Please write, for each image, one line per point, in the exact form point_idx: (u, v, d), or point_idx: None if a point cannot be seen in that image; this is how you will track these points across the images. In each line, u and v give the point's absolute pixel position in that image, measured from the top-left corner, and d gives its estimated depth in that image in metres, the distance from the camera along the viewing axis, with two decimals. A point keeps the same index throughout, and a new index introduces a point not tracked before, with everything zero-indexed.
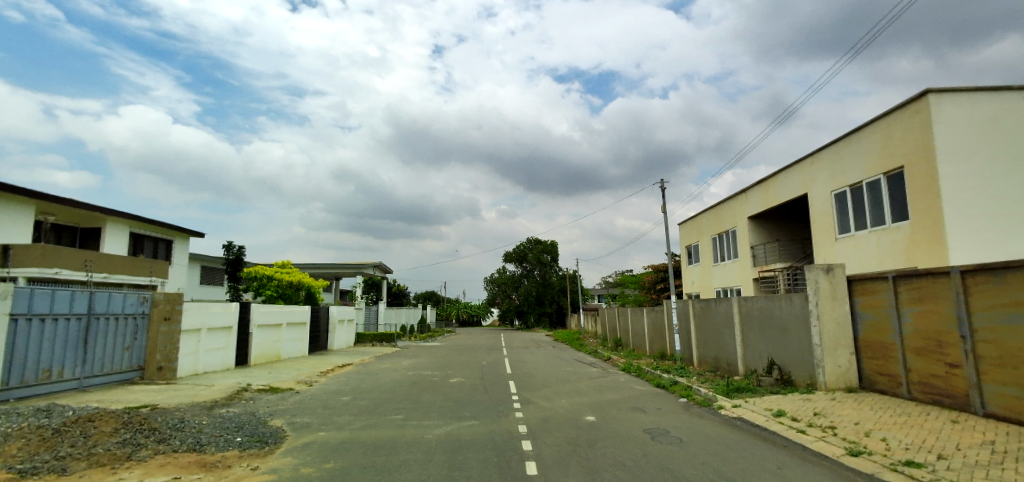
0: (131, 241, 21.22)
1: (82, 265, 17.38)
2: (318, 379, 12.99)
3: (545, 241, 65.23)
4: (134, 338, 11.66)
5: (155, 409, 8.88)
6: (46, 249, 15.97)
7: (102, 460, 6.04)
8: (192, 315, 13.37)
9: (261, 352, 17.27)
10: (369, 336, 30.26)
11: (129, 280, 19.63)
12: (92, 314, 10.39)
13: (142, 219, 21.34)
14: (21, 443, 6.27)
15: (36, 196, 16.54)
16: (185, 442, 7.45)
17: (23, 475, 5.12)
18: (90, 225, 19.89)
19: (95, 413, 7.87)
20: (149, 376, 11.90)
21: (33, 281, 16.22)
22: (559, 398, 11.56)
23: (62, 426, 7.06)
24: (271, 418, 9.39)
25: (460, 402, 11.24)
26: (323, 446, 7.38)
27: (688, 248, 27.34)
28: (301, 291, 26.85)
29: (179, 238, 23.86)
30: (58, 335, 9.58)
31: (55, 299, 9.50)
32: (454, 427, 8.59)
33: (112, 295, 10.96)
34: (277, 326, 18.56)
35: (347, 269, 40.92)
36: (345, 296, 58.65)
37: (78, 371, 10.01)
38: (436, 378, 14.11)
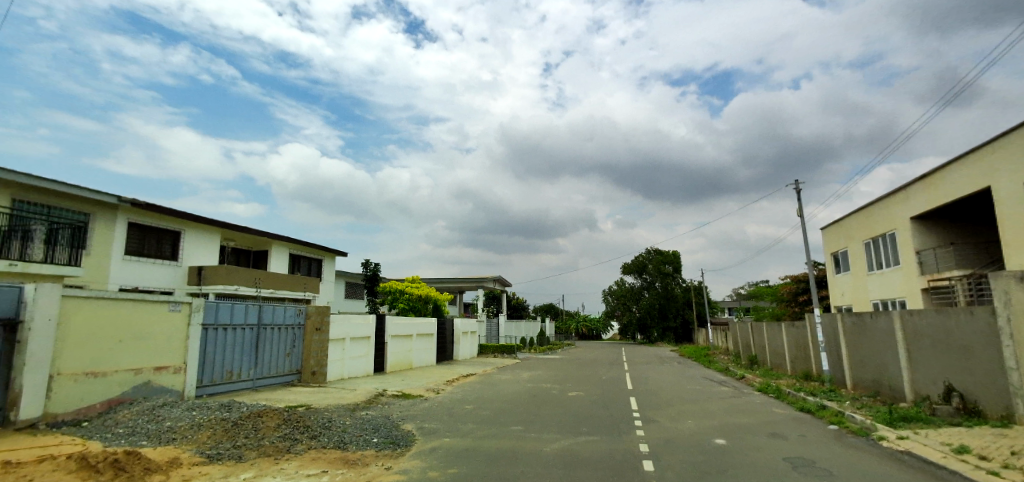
0: (290, 261, 24.78)
1: (253, 282, 20.62)
2: (445, 388, 13.83)
3: (665, 251, 62.55)
4: (294, 345, 13.54)
5: (310, 408, 10.21)
6: (228, 269, 19.19)
7: (264, 461, 7.35)
8: (339, 326, 15.13)
9: (396, 360, 18.91)
10: (492, 348, 31.45)
11: (289, 294, 22.90)
12: (262, 325, 12.43)
13: (299, 242, 24.83)
14: (210, 433, 8.06)
15: (221, 225, 20.02)
16: (332, 439, 8.51)
17: (209, 460, 7.28)
18: (260, 248, 23.59)
19: (263, 410, 9.33)
20: (305, 379, 13.72)
21: (220, 296, 19.63)
22: (685, 418, 10.84)
23: (239, 420, 8.60)
24: (404, 422, 10.24)
25: (577, 417, 11.14)
26: (448, 452, 7.87)
27: (834, 255, 24.04)
28: (429, 304, 28.99)
29: (327, 258, 27.23)
30: (236, 342, 11.66)
31: (234, 312, 11.66)
32: (573, 442, 8.59)
33: (276, 308, 12.91)
34: (409, 336, 20.17)
35: (470, 283, 43.30)
36: (469, 309, 62.36)
37: (252, 372, 12.06)
38: (555, 391, 14.16)
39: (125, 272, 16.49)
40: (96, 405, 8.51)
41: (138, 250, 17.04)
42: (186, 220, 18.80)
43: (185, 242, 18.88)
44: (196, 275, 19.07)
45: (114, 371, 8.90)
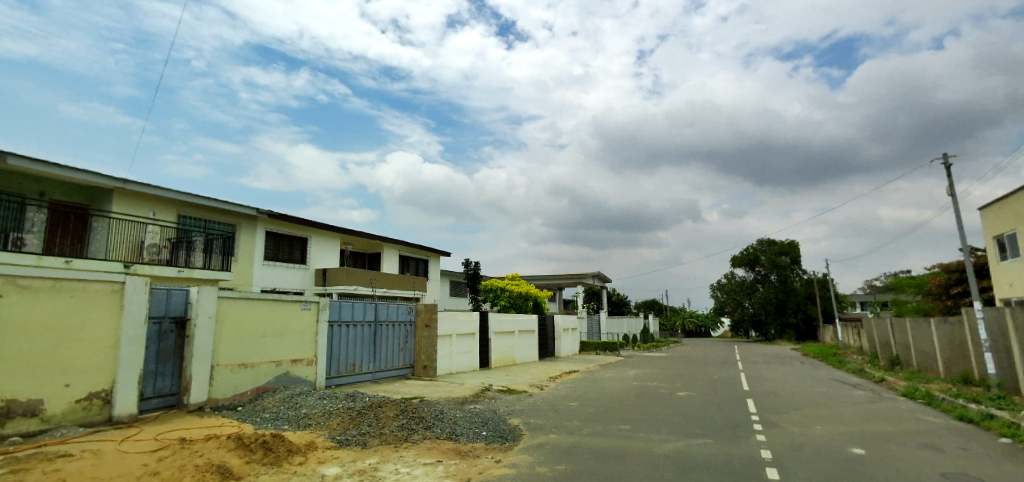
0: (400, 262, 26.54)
1: (369, 282, 22.41)
2: (548, 384, 13.85)
3: (781, 241, 57.08)
4: (406, 340, 14.43)
5: (423, 400, 10.80)
6: (348, 270, 21.06)
7: (386, 448, 7.94)
8: (446, 322, 15.85)
9: (500, 356, 19.39)
10: (593, 345, 30.98)
11: (401, 293, 24.55)
12: (378, 322, 13.40)
13: (408, 243, 26.50)
14: (338, 420, 8.97)
15: (340, 230, 21.98)
16: (444, 431, 8.96)
17: (339, 445, 8.07)
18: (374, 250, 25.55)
19: (383, 400, 10.12)
20: (417, 373, 14.59)
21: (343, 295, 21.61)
22: (814, 424, 9.73)
23: (362, 410, 9.46)
24: (510, 416, 10.43)
25: (687, 418, 10.50)
26: (555, 448, 7.86)
27: (998, 238, 20.14)
28: (529, 301, 29.35)
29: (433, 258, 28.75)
30: (357, 337, 12.71)
31: (354, 310, 12.70)
32: (685, 443, 8.12)
33: (389, 305, 13.85)
34: (512, 333, 20.56)
35: (569, 280, 43.15)
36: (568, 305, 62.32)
37: (372, 365, 13.07)
38: (663, 391, 13.52)
39: (265, 275, 18.84)
40: (247, 392, 9.98)
41: (274, 256, 19.37)
42: (312, 228, 20.93)
43: (312, 247, 21.02)
44: (322, 276, 21.20)
45: (261, 362, 10.32)
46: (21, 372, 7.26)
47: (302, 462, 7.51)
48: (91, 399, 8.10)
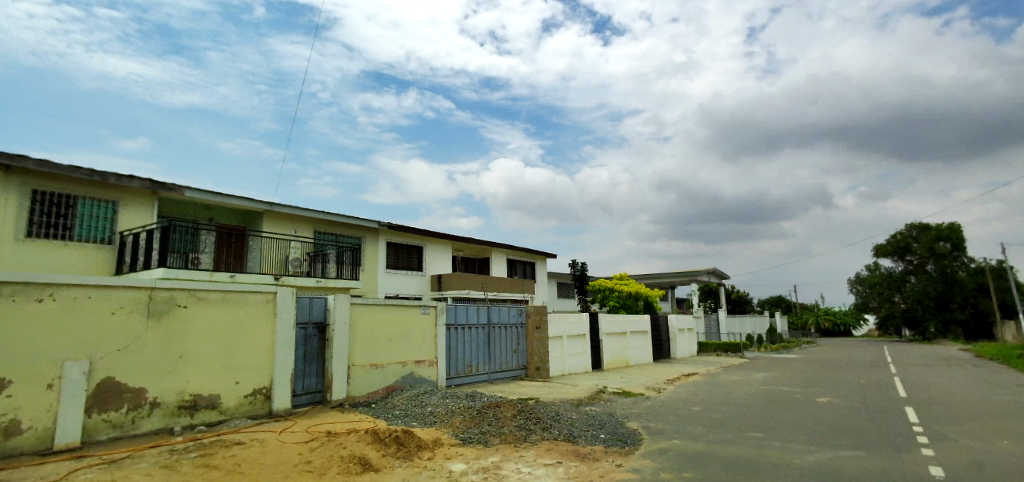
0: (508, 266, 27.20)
1: (481, 286, 23.27)
2: (666, 387, 13.22)
3: (939, 225, 48.95)
4: (519, 342, 14.70)
5: (538, 401, 10.92)
6: (460, 276, 22.08)
7: (507, 447, 8.13)
8: (556, 324, 15.88)
9: (612, 358, 18.97)
10: (713, 345, 29.09)
11: (510, 296, 25.15)
12: (491, 324, 13.84)
13: (514, 247, 27.07)
14: (461, 419, 9.40)
15: (451, 238, 23.11)
16: (562, 432, 8.96)
17: (463, 442, 8.43)
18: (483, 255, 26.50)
19: (501, 401, 10.42)
20: (531, 374, 14.79)
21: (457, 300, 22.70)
22: (1003, 438, 8.09)
23: (482, 409, 9.84)
24: (628, 420, 10.11)
25: (832, 427, 9.35)
26: (679, 454, 7.44)
27: None
28: (640, 301, 28.39)
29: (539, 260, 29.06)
30: (472, 339, 13.23)
31: (468, 313, 13.25)
32: (832, 456, 7.21)
33: (501, 308, 14.23)
34: (623, 334, 20.01)
35: (681, 278, 41.08)
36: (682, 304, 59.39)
37: (487, 367, 13.51)
38: (798, 396, 12.22)
39: (387, 282, 20.32)
40: (379, 390, 10.95)
41: (395, 264, 20.95)
42: (426, 236, 22.27)
43: (427, 255, 22.36)
44: (437, 282, 22.32)
45: (389, 363, 11.22)
46: (202, 371, 8.75)
47: (431, 457, 7.94)
48: (255, 395, 9.39)
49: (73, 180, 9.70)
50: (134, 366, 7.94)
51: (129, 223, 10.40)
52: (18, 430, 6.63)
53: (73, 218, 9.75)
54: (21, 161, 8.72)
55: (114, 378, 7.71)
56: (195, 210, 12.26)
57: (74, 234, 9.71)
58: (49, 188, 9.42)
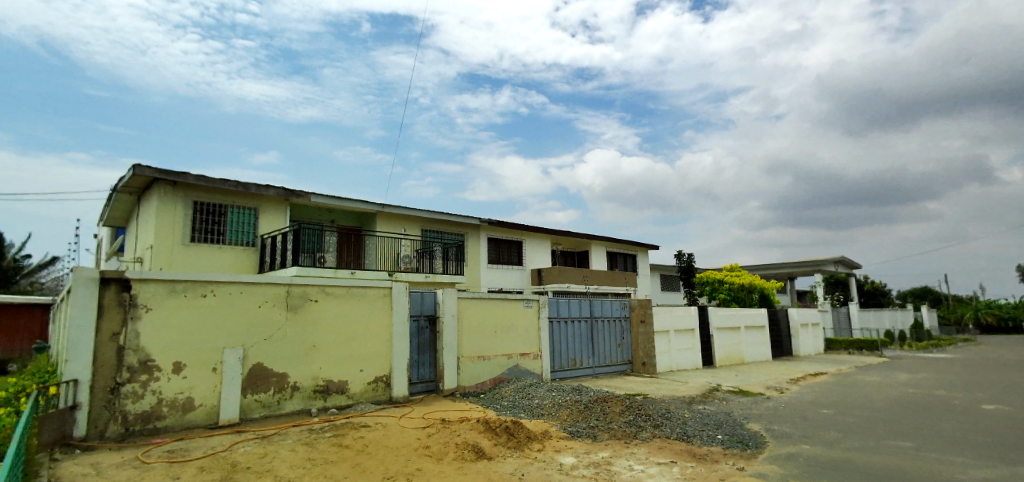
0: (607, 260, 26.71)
1: (582, 279, 23.10)
2: (790, 387, 12.10)
3: None
4: (623, 336, 14.40)
5: (647, 397, 10.57)
6: (559, 269, 22.11)
7: (617, 443, 7.94)
8: (663, 318, 15.23)
9: (725, 354, 17.83)
10: (843, 342, 26.11)
11: (611, 289, 24.68)
12: (594, 318, 13.68)
13: (614, 240, 26.45)
14: (569, 412, 9.38)
15: (549, 231, 23.23)
16: (675, 431, 8.57)
17: (572, 436, 8.40)
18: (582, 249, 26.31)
19: (608, 395, 10.25)
20: (637, 370, 14.42)
21: (559, 293, 22.72)
22: None
23: (590, 403, 9.75)
24: (748, 421, 9.41)
25: (1008, 440, 7.88)
26: (810, 461, 6.75)
27: None
28: (754, 294, 26.34)
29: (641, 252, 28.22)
30: (575, 333, 13.21)
31: (571, 306, 13.24)
32: (1010, 474, 6.08)
33: (604, 302, 14.02)
34: (737, 329, 18.70)
35: (802, 268, 37.44)
36: (802, 297, 54.24)
37: (591, 361, 13.41)
38: (958, 402, 10.50)
39: (489, 276, 20.89)
40: (487, 381, 11.41)
41: (497, 259, 21.47)
42: (525, 230, 22.46)
43: (527, 249, 22.60)
44: (538, 276, 22.48)
45: (495, 355, 11.62)
46: (333, 359, 9.62)
47: (541, 449, 7.99)
48: (377, 382, 10.13)
49: (222, 192, 11.12)
50: (278, 354, 8.99)
51: (268, 227, 11.64)
52: (193, 406, 8.04)
53: (224, 224, 11.12)
54: (183, 178, 10.16)
55: (262, 364, 8.80)
56: (320, 214, 13.56)
57: (225, 238, 11.11)
58: (204, 200, 10.89)
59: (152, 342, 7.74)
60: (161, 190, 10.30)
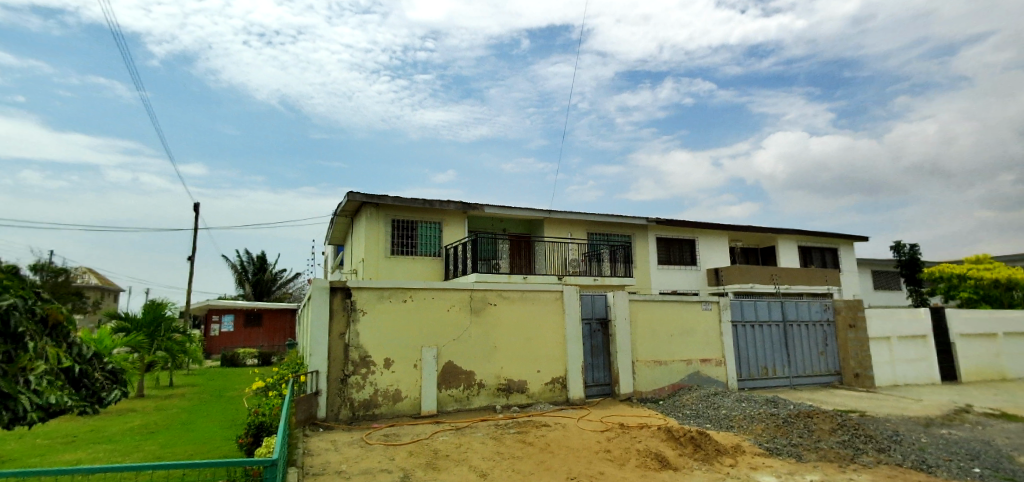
0: (802, 255, 22.85)
1: (770, 279, 19.98)
2: None
3: None
4: (827, 343, 12.62)
5: (865, 415, 8.98)
6: (742, 268, 18.60)
7: (829, 466, 6.87)
8: (881, 322, 12.74)
9: (976, 368, 14.19)
10: None
11: (807, 289, 21.21)
12: (787, 321, 12.28)
13: (807, 233, 22.58)
14: (764, 426, 8.44)
15: (729, 227, 19.71)
16: (909, 458, 7.10)
17: (770, 453, 7.51)
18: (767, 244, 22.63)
19: (813, 411, 8.97)
20: (848, 382, 12.43)
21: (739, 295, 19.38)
22: None
23: (789, 418, 8.64)
24: (1020, 454, 7.32)
25: None
26: None
27: None
28: (1017, 291, 20.44)
29: (843, 245, 23.77)
30: (766, 338, 12.06)
31: (758, 309, 12.11)
32: None
33: (800, 304, 12.49)
34: (992, 336, 14.78)
35: None
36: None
37: (787, 370, 12.08)
38: None
39: (660, 279, 18.17)
40: (665, 387, 11.01)
41: (667, 260, 18.56)
42: (697, 228, 19.15)
43: (701, 247, 19.26)
44: (714, 276, 19.11)
45: (673, 360, 11.18)
46: (512, 360, 10.17)
47: (734, 464, 7.26)
48: (554, 383, 10.41)
49: (413, 209, 12.66)
50: (466, 353, 9.83)
51: (450, 238, 12.91)
52: (401, 397, 9.23)
53: (416, 237, 12.65)
54: (384, 200, 11.83)
55: (454, 362, 9.71)
56: (494, 223, 14.78)
57: (417, 250, 12.62)
58: (400, 217, 12.53)
59: (368, 339, 9.13)
60: (369, 211, 12.17)
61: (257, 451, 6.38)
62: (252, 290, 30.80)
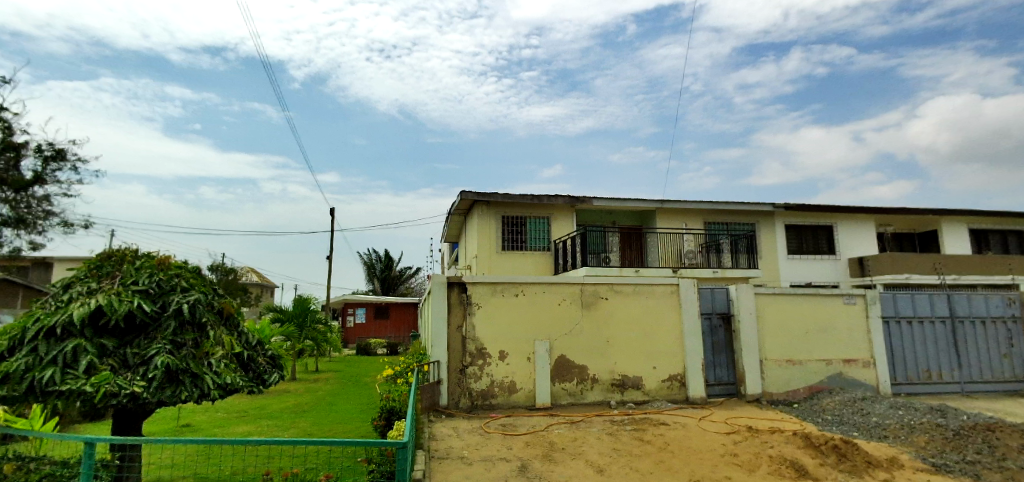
0: (974, 240, 19.27)
1: (933, 269, 17.17)
2: None
3: None
4: (1011, 345, 10.68)
5: None
6: (894, 256, 16.08)
7: None
8: None
9: None
10: None
11: (983, 280, 17.82)
12: (956, 318, 10.56)
13: (981, 213, 19.02)
14: (927, 438, 7.30)
15: (877, 210, 17.23)
16: None
17: (938, 469, 6.41)
18: (926, 229, 19.49)
19: (994, 423, 7.56)
20: None
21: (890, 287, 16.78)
22: None
23: (962, 431, 7.36)
24: None
25: None
26: None
27: None
28: None
29: None
30: (928, 337, 10.48)
31: (916, 303, 10.55)
32: None
33: (973, 297, 10.67)
34: None
35: None
36: None
37: (958, 375, 10.38)
38: None
39: (791, 271, 16.46)
40: (801, 389, 10.02)
41: (798, 249, 16.74)
42: (836, 212, 17.04)
43: (840, 234, 17.10)
44: (859, 266, 16.77)
45: (809, 360, 10.15)
46: (626, 355, 9.92)
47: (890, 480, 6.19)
48: (672, 380, 9.96)
49: (522, 205, 12.90)
50: (578, 347, 9.79)
51: (560, 233, 12.97)
52: (516, 388, 9.48)
53: (525, 233, 12.89)
54: (494, 197, 12.20)
55: (566, 356, 9.73)
56: (604, 216, 14.59)
57: (527, 245, 12.85)
58: (509, 213, 12.84)
59: (484, 332, 9.49)
60: (480, 209, 12.64)
61: (389, 432, 6.92)
62: (379, 285, 33.76)
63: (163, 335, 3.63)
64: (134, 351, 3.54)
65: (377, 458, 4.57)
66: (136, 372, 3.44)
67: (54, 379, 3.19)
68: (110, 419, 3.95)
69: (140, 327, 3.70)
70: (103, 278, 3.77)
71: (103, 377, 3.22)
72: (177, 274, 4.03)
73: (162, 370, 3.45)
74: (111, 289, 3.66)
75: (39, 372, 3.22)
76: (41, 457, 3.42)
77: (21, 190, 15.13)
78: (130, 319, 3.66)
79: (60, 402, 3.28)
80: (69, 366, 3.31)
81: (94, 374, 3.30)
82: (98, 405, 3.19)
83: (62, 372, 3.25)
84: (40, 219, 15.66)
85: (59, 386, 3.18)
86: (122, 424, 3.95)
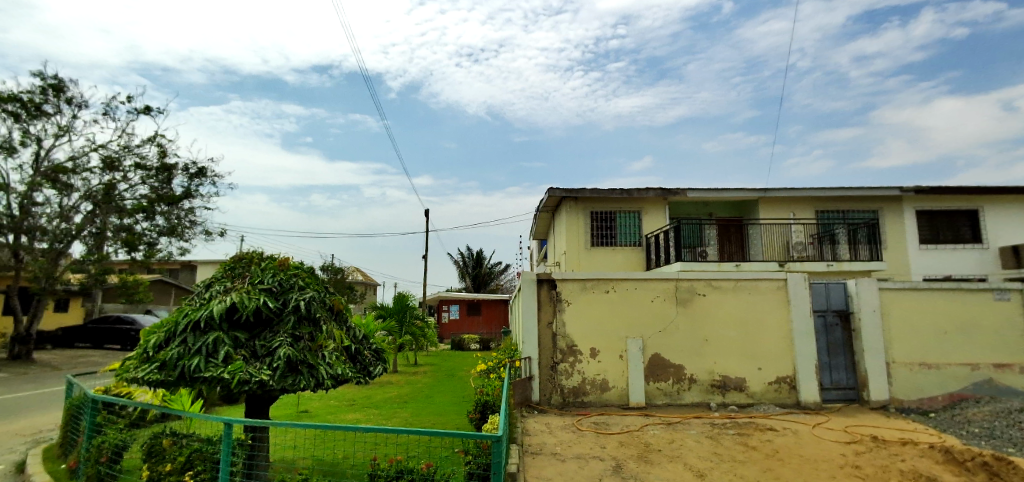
0: None
1: None
2: None
3: None
4: None
5: None
6: None
7: None
8: None
9: None
10: None
11: None
12: None
13: None
14: None
15: None
16: None
17: None
18: None
19: None
20: None
21: None
22: None
23: None
24: None
25: None
26: None
27: None
28: None
29: None
30: None
31: None
32: None
33: None
34: None
35: None
36: None
37: None
38: None
39: (924, 263, 14.47)
40: (938, 397, 8.80)
41: (933, 238, 14.67)
42: (982, 194, 14.75)
43: (988, 220, 14.73)
44: (1015, 256, 14.15)
45: (949, 364, 8.89)
46: (728, 355, 9.33)
47: None
48: (780, 383, 9.20)
49: (611, 200, 12.67)
50: (674, 345, 9.39)
51: (652, 226, 12.56)
52: (608, 386, 9.32)
53: (615, 228, 12.64)
54: (582, 193, 12.14)
55: (661, 354, 9.38)
56: (699, 208, 13.91)
57: (617, 240, 12.60)
58: (598, 209, 12.67)
59: (574, 329, 9.45)
60: (568, 205, 12.61)
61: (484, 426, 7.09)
62: (471, 282, 34.96)
63: (285, 329, 4.06)
64: (261, 343, 4.00)
65: (473, 450, 4.50)
66: (264, 362, 3.87)
67: (200, 366, 3.68)
68: (243, 403, 4.45)
69: (267, 321, 4.17)
70: (236, 278, 4.30)
71: (238, 366, 3.66)
72: (295, 274, 4.44)
73: (284, 360, 3.86)
74: (243, 287, 4.16)
75: (188, 360, 3.73)
76: (190, 436, 3.86)
77: (173, 204, 17.74)
78: (258, 313, 4.12)
79: (204, 386, 3.79)
80: (211, 355, 3.80)
81: (230, 362, 3.77)
82: (234, 389, 3.62)
83: (206, 361, 3.73)
84: (187, 228, 18.23)
85: (203, 373, 3.66)
86: (253, 407, 4.44)
